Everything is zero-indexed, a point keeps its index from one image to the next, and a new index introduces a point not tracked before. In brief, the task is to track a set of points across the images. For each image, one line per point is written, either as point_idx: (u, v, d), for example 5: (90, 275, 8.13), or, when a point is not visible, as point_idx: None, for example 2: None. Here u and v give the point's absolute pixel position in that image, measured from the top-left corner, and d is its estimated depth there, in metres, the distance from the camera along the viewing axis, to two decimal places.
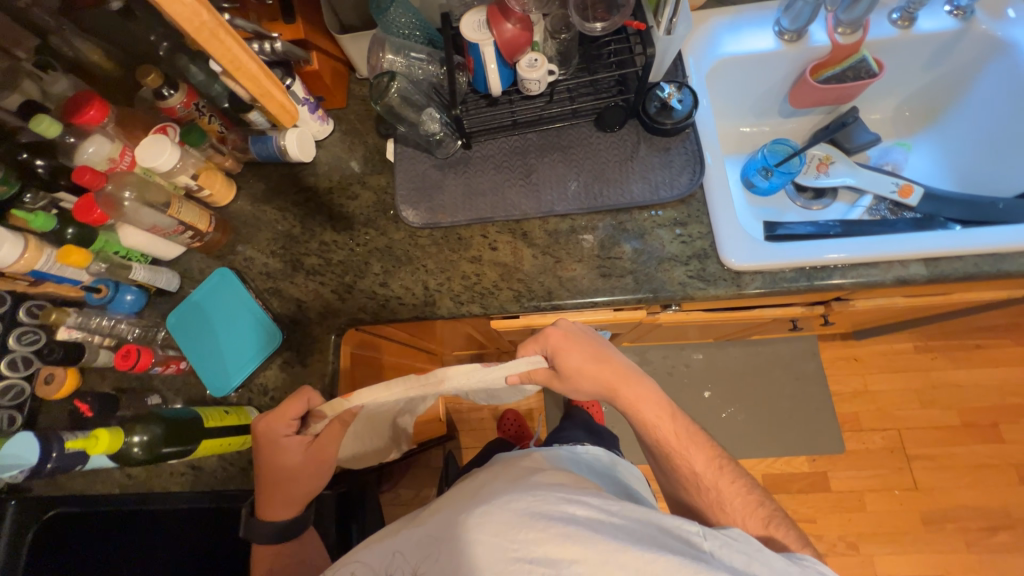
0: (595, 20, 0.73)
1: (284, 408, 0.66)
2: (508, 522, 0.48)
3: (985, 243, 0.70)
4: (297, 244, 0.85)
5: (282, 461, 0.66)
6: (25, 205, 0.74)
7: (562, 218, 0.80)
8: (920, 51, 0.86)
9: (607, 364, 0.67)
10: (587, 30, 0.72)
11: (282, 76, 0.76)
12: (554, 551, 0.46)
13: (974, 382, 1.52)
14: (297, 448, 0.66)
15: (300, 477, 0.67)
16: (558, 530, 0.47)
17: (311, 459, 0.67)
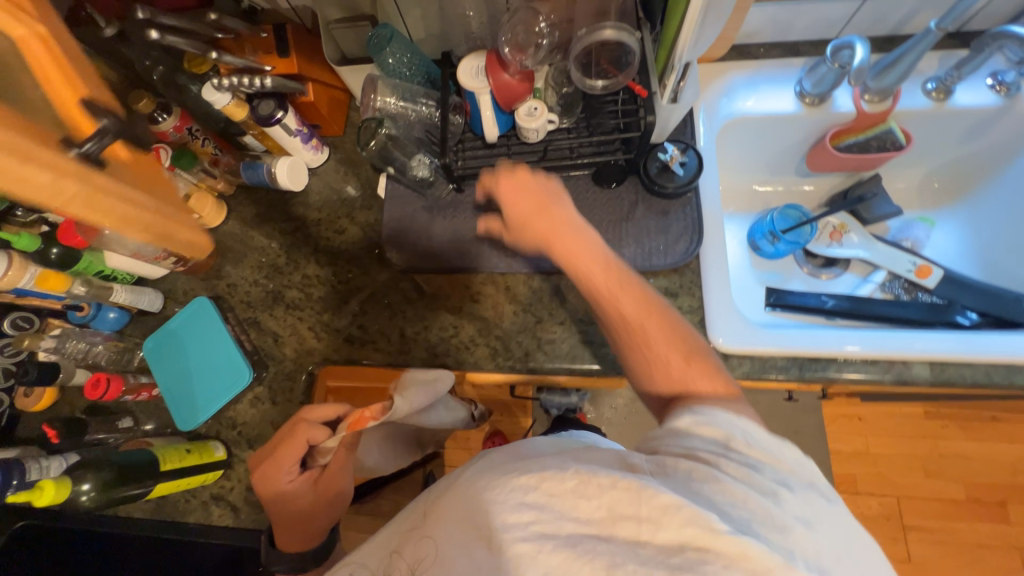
0: (599, 76, 0.69)
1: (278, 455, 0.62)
2: (468, 503, 0.42)
3: (998, 352, 0.65)
4: (280, 275, 0.84)
5: (292, 503, 0.63)
6: (15, 218, 0.70)
7: (548, 275, 0.77)
8: (956, 125, 0.80)
9: (577, 234, 0.55)
10: (586, 87, 0.68)
11: (273, 108, 0.75)
12: (512, 518, 0.40)
13: (985, 456, 1.40)
14: (306, 486, 0.63)
15: (320, 516, 0.63)
16: (510, 499, 0.40)
17: (322, 495, 0.63)
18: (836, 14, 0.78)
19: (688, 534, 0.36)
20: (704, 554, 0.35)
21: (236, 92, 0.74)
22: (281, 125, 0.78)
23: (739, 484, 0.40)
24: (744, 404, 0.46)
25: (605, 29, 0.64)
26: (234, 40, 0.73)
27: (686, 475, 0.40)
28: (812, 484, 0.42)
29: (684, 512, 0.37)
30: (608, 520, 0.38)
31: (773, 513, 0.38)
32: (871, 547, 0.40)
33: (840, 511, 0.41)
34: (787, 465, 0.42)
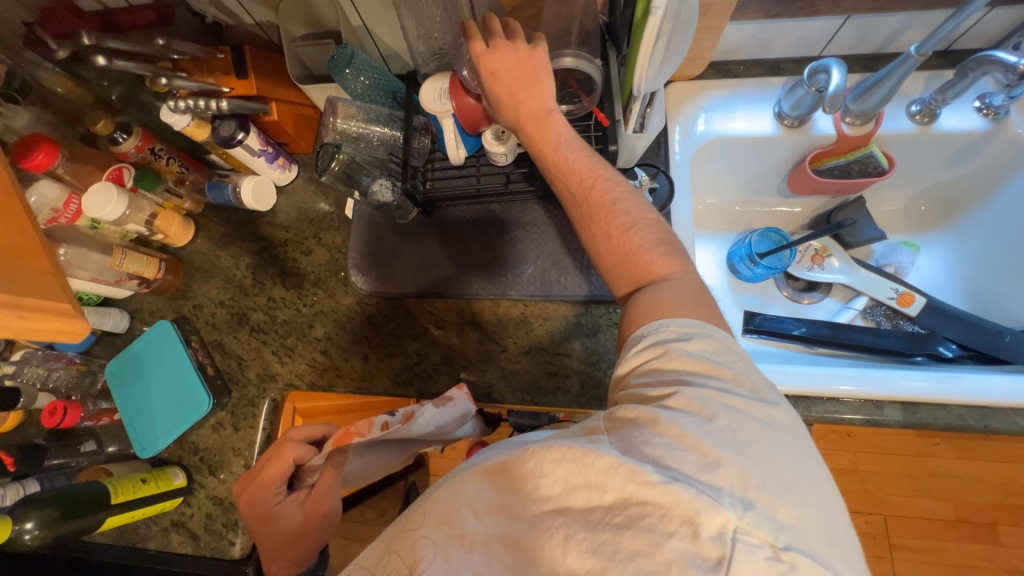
0: (562, 99, 0.67)
1: (264, 472, 0.60)
2: (447, 502, 0.45)
3: (973, 394, 0.63)
4: (246, 297, 0.83)
5: (277, 527, 0.60)
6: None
7: (515, 301, 0.76)
8: (941, 149, 0.76)
9: (543, 124, 0.58)
10: None
11: (234, 129, 0.74)
12: (485, 510, 0.43)
13: (975, 476, 1.29)
14: (295, 508, 0.61)
15: (308, 535, 0.61)
16: (483, 493, 0.44)
17: (312, 515, 0.61)
18: (818, 32, 0.75)
19: (627, 491, 0.38)
20: (640, 511, 0.37)
21: (196, 113, 0.73)
22: (243, 146, 0.76)
23: (677, 423, 0.40)
24: (695, 344, 0.46)
25: (566, 56, 0.62)
26: (193, 61, 0.72)
27: (631, 428, 0.42)
28: (755, 414, 0.41)
29: (621, 470, 0.38)
30: (564, 493, 0.40)
31: (707, 448, 0.38)
32: (818, 476, 0.40)
33: (783, 438, 0.41)
34: (731, 398, 0.42)
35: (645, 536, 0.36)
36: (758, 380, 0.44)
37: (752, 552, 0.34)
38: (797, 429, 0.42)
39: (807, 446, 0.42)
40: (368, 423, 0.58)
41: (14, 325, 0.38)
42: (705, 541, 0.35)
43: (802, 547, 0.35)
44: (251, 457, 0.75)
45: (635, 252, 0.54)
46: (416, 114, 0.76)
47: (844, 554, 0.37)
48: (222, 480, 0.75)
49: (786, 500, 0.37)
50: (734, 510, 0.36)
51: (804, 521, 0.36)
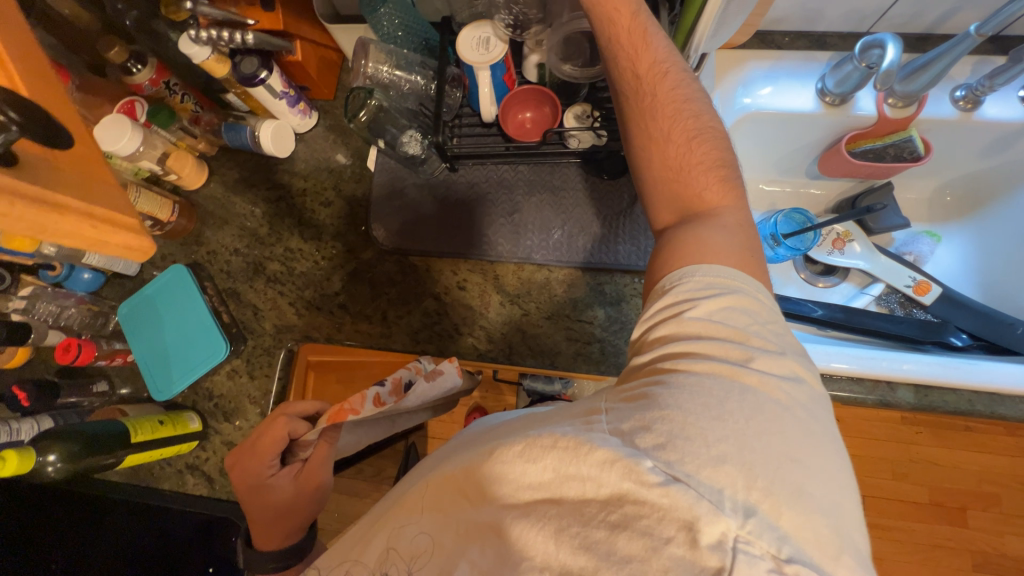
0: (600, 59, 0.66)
1: (260, 446, 0.58)
2: (444, 504, 0.46)
3: (987, 381, 0.65)
4: (261, 246, 0.81)
5: (269, 504, 0.57)
6: None
7: (539, 266, 0.75)
8: (980, 138, 0.75)
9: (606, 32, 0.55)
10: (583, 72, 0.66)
11: (256, 67, 0.69)
12: (481, 499, 0.43)
13: (952, 463, 1.27)
14: (288, 481, 0.57)
15: (298, 511, 0.57)
16: (483, 476, 0.43)
17: (303, 489, 0.57)
18: (871, 6, 0.72)
19: (623, 487, 0.36)
20: (637, 511, 0.35)
21: (216, 46, 0.68)
22: (265, 86, 0.72)
23: (680, 408, 0.38)
24: (719, 313, 0.44)
25: None
26: None
27: (634, 410, 0.39)
28: (772, 397, 0.39)
29: (617, 466, 0.36)
30: (556, 482, 0.39)
31: (710, 438, 0.36)
32: (828, 479, 0.37)
33: (799, 429, 0.38)
34: (746, 378, 0.40)
35: (641, 539, 0.35)
36: (781, 366, 0.41)
37: (752, 563, 0.32)
38: (817, 426, 0.39)
39: (823, 438, 0.39)
40: (361, 398, 0.57)
41: (87, 235, 0.37)
42: (703, 549, 0.33)
43: (805, 556, 0.33)
44: (266, 405, 0.75)
45: (667, 207, 0.53)
46: (449, 65, 0.74)
47: (851, 560, 0.34)
48: (237, 426, 0.75)
49: (792, 504, 0.34)
50: (735, 517, 0.34)
51: (807, 527, 0.34)
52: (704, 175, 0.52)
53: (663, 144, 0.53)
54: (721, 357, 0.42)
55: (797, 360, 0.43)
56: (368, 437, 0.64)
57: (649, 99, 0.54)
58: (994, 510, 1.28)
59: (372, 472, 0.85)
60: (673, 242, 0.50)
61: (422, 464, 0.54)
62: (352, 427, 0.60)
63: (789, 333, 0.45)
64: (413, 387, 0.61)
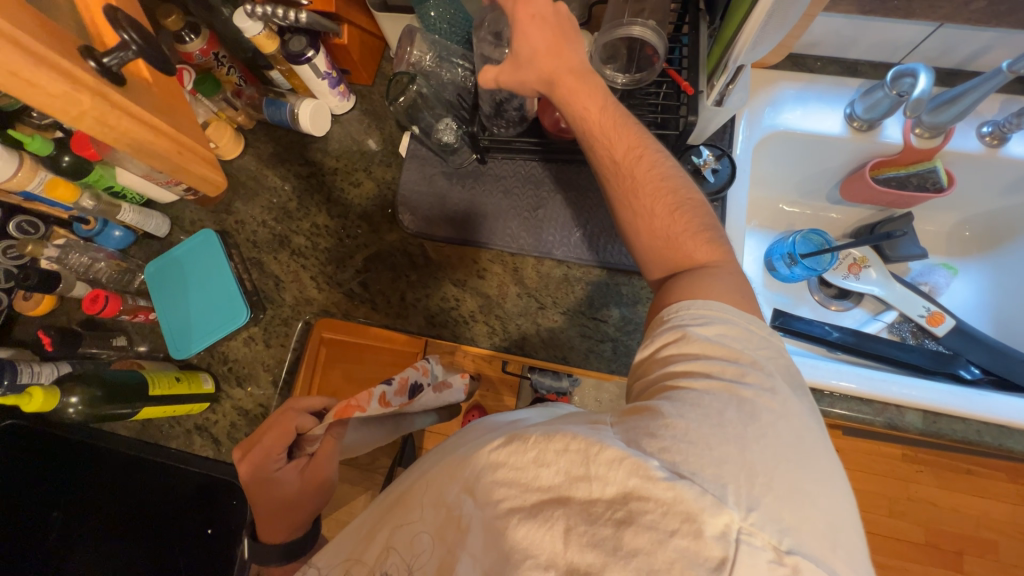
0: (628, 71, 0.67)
1: (265, 439, 0.58)
2: (439, 493, 0.45)
3: (996, 412, 0.65)
4: (290, 220, 0.83)
5: (274, 497, 0.55)
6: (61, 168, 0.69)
7: (559, 263, 0.75)
8: (1002, 175, 0.77)
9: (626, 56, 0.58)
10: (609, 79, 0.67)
11: (305, 45, 0.72)
12: (484, 497, 0.41)
13: (951, 505, 1.26)
14: (294, 476, 0.57)
15: (301, 507, 0.56)
16: (484, 476, 0.41)
17: (309, 485, 0.57)
18: (906, 37, 0.74)
19: (630, 484, 0.36)
20: (642, 507, 0.35)
21: (268, 23, 0.71)
22: (310, 65, 0.75)
23: (682, 419, 0.39)
24: (717, 334, 0.45)
25: (635, 25, 0.62)
26: None
27: (638, 421, 0.40)
28: (768, 407, 0.40)
29: (625, 462, 0.36)
30: (565, 484, 0.38)
31: (712, 445, 0.37)
32: (827, 479, 0.38)
33: (794, 434, 0.39)
34: (743, 392, 0.40)
35: (647, 533, 0.34)
36: (771, 373, 0.43)
37: (754, 554, 0.33)
38: (812, 433, 0.40)
39: (816, 438, 0.40)
40: (368, 395, 0.56)
41: None
42: (707, 539, 0.33)
43: (804, 549, 0.34)
44: (279, 372, 0.77)
45: (692, 208, 0.54)
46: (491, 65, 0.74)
47: (848, 555, 0.35)
48: (248, 392, 0.76)
49: (792, 501, 0.35)
50: (738, 510, 0.34)
51: (807, 521, 0.35)
52: (691, 240, 0.53)
53: (645, 217, 0.54)
54: (719, 374, 0.42)
55: (786, 367, 0.45)
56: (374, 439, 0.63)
57: (626, 170, 0.55)
58: (990, 558, 1.26)
59: (366, 460, 0.81)
60: (697, 243, 0.53)
61: (426, 458, 0.54)
62: (358, 425, 0.59)
63: (781, 353, 0.46)
64: (419, 395, 0.61)
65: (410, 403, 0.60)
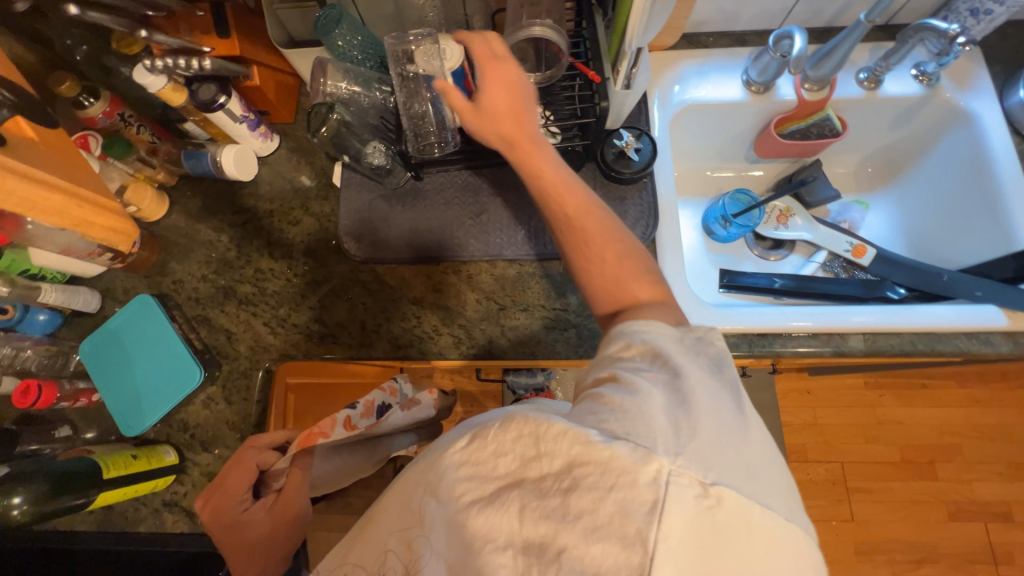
0: (536, 71, 0.71)
1: (228, 481, 0.56)
2: (406, 502, 0.45)
3: (923, 321, 0.72)
4: (231, 270, 0.80)
5: (240, 543, 0.53)
6: None
7: (510, 262, 0.77)
8: (886, 113, 0.86)
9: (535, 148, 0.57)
10: None
11: (215, 92, 0.71)
12: (447, 496, 0.41)
13: (915, 420, 1.44)
14: (263, 514, 0.54)
15: (272, 546, 0.54)
16: (447, 476, 0.42)
17: (280, 522, 0.54)
18: (779, 5, 0.81)
19: (573, 453, 0.37)
20: (585, 470, 0.36)
21: (172, 75, 0.69)
22: (224, 111, 0.74)
23: (618, 394, 0.39)
24: (653, 316, 0.46)
25: (536, 26, 0.66)
26: (167, 18, 0.70)
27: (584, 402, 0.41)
28: (702, 372, 0.41)
29: (569, 435, 0.37)
30: (521, 467, 0.39)
31: (646, 408, 0.38)
32: (755, 428, 0.40)
33: (725, 392, 0.40)
34: (677, 362, 0.42)
35: (591, 494, 0.35)
36: (695, 341, 0.45)
37: (682, 492, 0.34)
38: (743, 394, 0.42)
39: (747, 395, 0.42)
40: (331, 420, 0.55)
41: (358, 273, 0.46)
42: (640, 487, 0.34)
43: (730, 483, 0.35)
44: (246, 429, 0.74)
45: None
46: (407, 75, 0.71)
47: (774, 492, 0.37)
48: (216, 455, 0.73)
49: (719, 446, 0.37)
50: (668, 455, 0.35)
51: (732, 461, 0.37)
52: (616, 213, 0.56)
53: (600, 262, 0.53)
54: (655, 350, 0.44)
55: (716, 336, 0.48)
56: (340, 466, 0.61)
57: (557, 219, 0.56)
58: (957, 461, 1.42)
59: (359, 503, 0.78)
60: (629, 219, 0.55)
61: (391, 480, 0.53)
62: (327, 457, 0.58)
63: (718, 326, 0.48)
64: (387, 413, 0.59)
65: (377, 422, 0.57)
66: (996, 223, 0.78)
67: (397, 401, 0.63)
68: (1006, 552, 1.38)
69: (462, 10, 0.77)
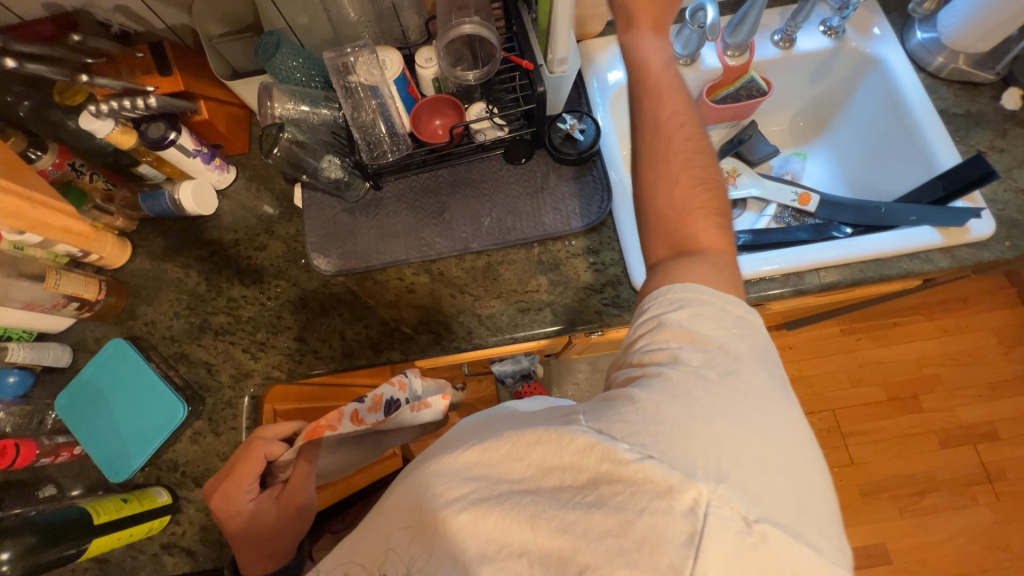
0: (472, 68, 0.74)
1: (239, 469, 0.56)
2: (417, 495, 0.47)
3: (865, 250, 0.77)
4: (203, 303, 0.80)
5: (250, 529, 0.55)
6: None
7: (478, 254, 0.79)
8: (804, 68, 0.93)
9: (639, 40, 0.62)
10: (460, 78, 0.73)
11: (165, 129, 0.72)
12: (453, 492, 0.44)
13: (894, 357, 1.52)
14: (269, 504, 0.56)
15: (281, 535, 0.56)
16: (459, 471, 0.45)
17: (286, 513, 0.56)
18: None
19: (602, 470, 0.38)
20: (612, 490, 0.38)
21: (119, 118, 0.70)
22: (177, 147, 0.74)
23: (651, 400, 0.40)
24: (688, 323, 0.46)
25: (466, 24, 0.69)
26: (107, 64, 0.71)
27: (611, 410, 0.42)
28: (735, 387, 0.41)
29: (596, 450, 0.39)
30: (538, 475, 0.42)
31: (684, 429, 0.38)
32: (796, 453, 0.40)
33: (760, 410, 0.40)
34: (708, 374, 0.42)
35: (616, 515, 0.37)
36: (737, 351, 0.44)
37: (723, 526, 0.34)
38: (786, 418, 0.41)
39: (788, 417, 0.41)
40: (339, 414, 0.57)
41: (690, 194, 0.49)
42: (676, 516, 0.35)
43: (772, 517, 0.35)
44: None
45: None
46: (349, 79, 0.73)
47: (816, 525, 0.37)
48: None
49: (756, 471, 0.37)
50: (707, 483, 0.36)
51: (773, 491, 0.36)
52: None
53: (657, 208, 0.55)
54: (688, 359, 0.44)
55: (762, 346, 0.46)
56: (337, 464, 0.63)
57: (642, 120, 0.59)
58: (940, 389, 1.50)
59: None
60: None
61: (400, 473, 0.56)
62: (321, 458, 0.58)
63: (757, 335, 0.47)
64: (395, 413, 0.61)
65: (385, 419, 0.60)
66: (918, 154, 0.84)
67: (406, 399, 0.64)
68: (999, 467, 1.44)
69: (396, 23, 0.80)
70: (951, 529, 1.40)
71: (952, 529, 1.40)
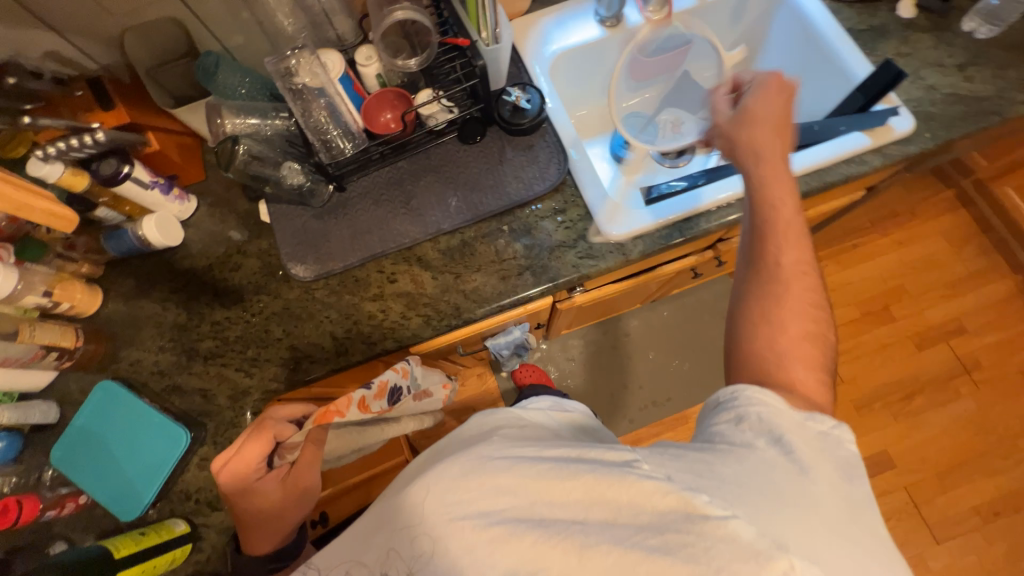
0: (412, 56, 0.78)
1: (246, 451, 0.56)
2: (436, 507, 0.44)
3: (802, 164, 0.82)
4: (187, 332, 0.80)
5: (256, 509, 0.58)
6: None
7: (451, 234, 0.81)
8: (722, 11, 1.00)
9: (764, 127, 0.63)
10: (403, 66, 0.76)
11: (118, 164, 0.72)
12: (482, 505, 0.44)
13: (860, 276, 1.61)
14: (274, 484, 0.59)
15: (283, 513, 0.60)
16: (490, 488, 0.44)
17: (291, 493, 0.60)
18: None
19: (669, 515, 0.41)
20: (681, 540, 0.39)
21: (68, 160, 0.70)
22: (132, 180, 0.74)
23: (729, 472, 0.42)
24: (762, 405, 0.47)
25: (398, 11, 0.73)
26: (46, 107, 0.71)
27: (681, 466, 0.44)
28: (811, 469, 0.43)
29: (671, 498, 0.41)
30: (582, 506, 0.43)
31: (762, 498, 0.40)
32: (868, 533, 0.41)
33: (834, 493, 0.42)
34: (790, 456, 0.44)
35: (688, 567, 0.38)
36: (821, 453, 0.45)
37: None
38: (857, 499, 0.43)
39: (858, 499, 0.43)
40: (347, 401, 0.62)
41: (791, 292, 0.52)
42: None
43: None
44: None
45: None
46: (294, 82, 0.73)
47: None
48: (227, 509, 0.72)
49: (831, 545, 0.39)
50: (797, 556, 0.37)
51: (847, 562, 0.39)
52: None
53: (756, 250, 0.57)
54: (762, 439, 0.46)
55: (846, 458, 0.46)
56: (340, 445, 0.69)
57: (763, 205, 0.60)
58: (906, 297, 1.59)
59: None
60: None
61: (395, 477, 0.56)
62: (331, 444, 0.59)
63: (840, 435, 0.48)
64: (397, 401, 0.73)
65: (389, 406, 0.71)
66: (836, 71, 0.91)
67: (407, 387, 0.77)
68: (973, 359, 1.54)
69: (331, 28, 0.83)
70: (942, 424, 1.48)
71: (943, 424, 1.48)
